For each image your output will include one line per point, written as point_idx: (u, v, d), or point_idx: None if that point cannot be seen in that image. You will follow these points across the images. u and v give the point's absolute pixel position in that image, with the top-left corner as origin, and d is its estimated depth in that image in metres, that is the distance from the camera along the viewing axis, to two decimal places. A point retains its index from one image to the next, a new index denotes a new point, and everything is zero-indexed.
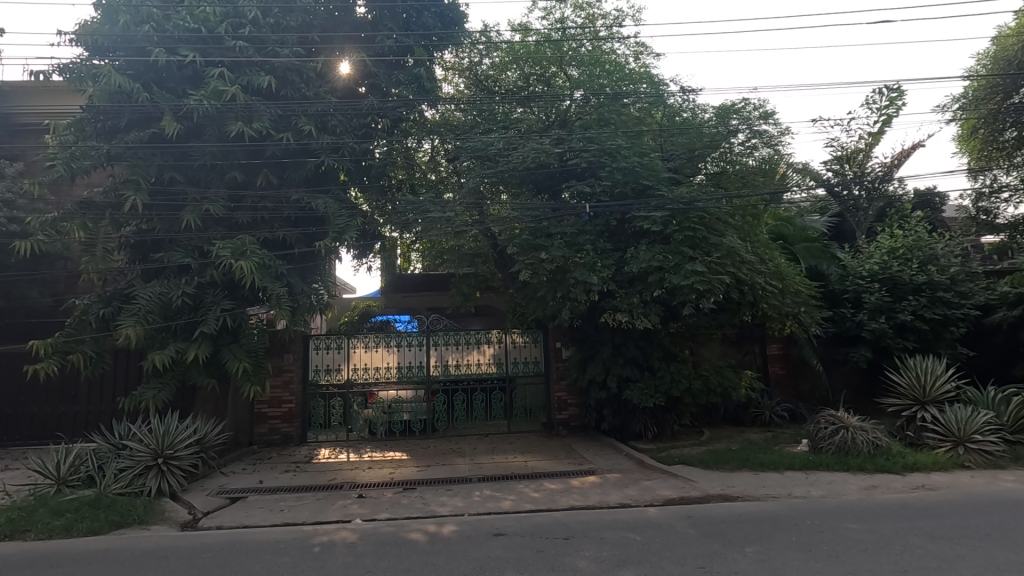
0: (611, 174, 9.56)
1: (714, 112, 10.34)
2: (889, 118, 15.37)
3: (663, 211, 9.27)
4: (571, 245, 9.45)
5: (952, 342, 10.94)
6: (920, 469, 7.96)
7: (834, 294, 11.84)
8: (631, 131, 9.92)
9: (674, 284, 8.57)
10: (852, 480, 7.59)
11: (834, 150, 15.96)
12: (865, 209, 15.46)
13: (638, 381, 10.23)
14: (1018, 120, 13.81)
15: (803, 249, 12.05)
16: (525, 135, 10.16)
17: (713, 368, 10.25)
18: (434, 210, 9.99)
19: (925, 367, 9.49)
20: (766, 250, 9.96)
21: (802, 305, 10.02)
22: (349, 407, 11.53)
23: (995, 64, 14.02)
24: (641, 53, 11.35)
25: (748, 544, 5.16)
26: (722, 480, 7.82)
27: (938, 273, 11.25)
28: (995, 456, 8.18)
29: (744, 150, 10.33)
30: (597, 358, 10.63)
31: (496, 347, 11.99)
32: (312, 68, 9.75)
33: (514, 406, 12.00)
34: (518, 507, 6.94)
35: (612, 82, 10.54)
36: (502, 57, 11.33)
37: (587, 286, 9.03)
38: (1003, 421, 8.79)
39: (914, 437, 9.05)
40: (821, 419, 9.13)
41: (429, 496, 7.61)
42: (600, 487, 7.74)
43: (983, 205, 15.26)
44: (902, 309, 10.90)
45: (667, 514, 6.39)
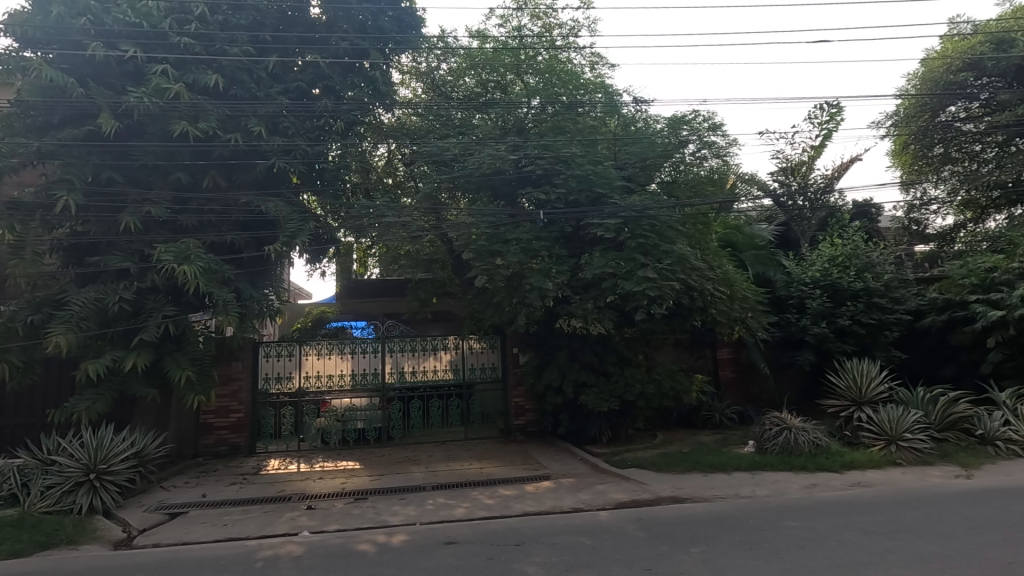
0: (567, 181, 9.71)
1: (666, 122, 10.58)
2: (830, 132, 16.19)
3: (617, 218, 9.41)
4: (527, 252, 9.46)
5: (886, 346, 11.56)
6: (857, 466, 8.34)
7: (780, 300, 12.34)
8: (587, 139, 10.10)
9: (627, 290, 8.75)
10: (795, 480, 7.88)
11: (780, 162, 16.72)
12: (808, 219, 16.25)
13: (593, 385, 10.36)
14: (945, 137, 14.83)
15: (751, 256, 12.50)
16: (481, 141, 10.23)
17: (666, 373, 10.56)
18: (389, 215, 9.96)
19: (861, 369, 10.03)
20: (715, 257, 10.23)
21: (750, 309, 10.37)
22: (302, 416, 11.23)
23: (924, 83, 14.99)
24: (596, 63, 11.52)
25: (694, 545, 5.27)
26: (673, 482, 8.01)
27: (874, 280, 11.88)
28: (924, 453, 8.65)
29: (695, 160, 10.60)
30: (554, 363, 10.70)
31: (453, 354, 11.91)
32: (264, 68, 9.48)
33: (471, 412, 11.93)
34: (471, 514, 6.91)
35: (568, 91, 10.77)
36: (460, 63, 11.30)
37: (542, 293, 9.09)
38: (932, 420, 9.30)
39: (852, 437, 9.48)
40: (766, 420, 9.50)
41: (382, 505, 7.49)
42: (554, 491, 7.81)
43: (915, 216, 16.24)
44: (843, 314, 11.45)
45: (618, 517, 6.50)
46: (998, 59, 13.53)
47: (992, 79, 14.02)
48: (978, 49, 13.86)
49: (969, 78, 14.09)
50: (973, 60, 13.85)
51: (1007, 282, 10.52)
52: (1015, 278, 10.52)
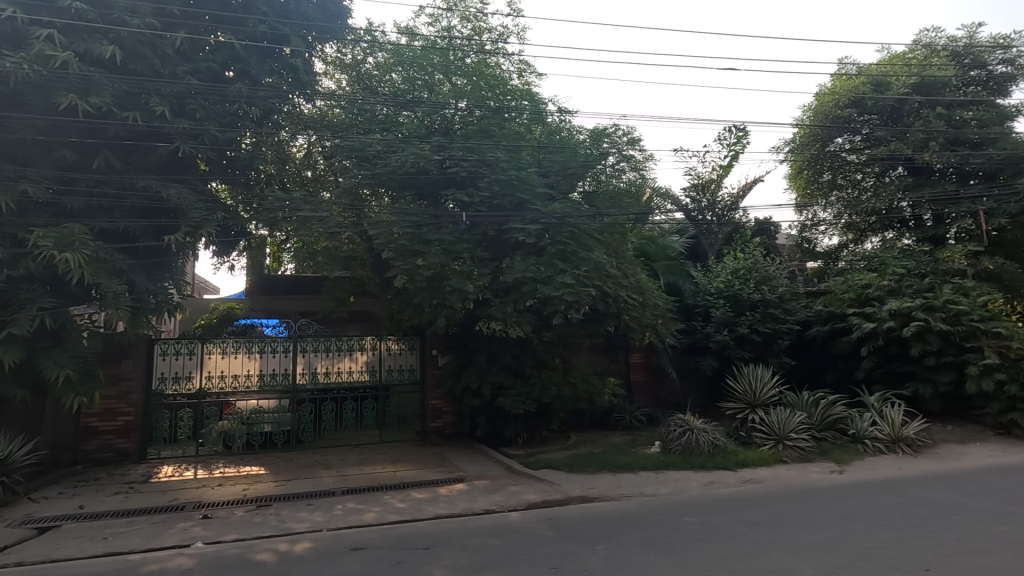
0: (491, 185, 9.78)
1: (588, 134, 10.96)
2: (736, 154, 17.46)
3: (538, 224, 9.60)
4: (449, 253, 9.41)
5: (779, 353, 12.58)
6: (749, 464, 9.02)
7: (688, 308, 13.11)
8: (512, 144, 10.19)
9: (545, 295, 8.93)
10: (694, 478, 8.39)
11: (692, 178, 17.82)
12: (716, 233, 17.38)
13: (511, 388, 10.47)
14: (833, 165, 16.46)
15: (663, 266, 13.17)
16: (406, 139, 10.11)
17: (581, 376, 10.88)
18: (306, 209, 9.55)
19: (756, 374, 10.91)
20: (630, 266, 10.69)
21: (661, 316, 10.91)
22: (202, 419, 10.49)
23: (816, 116, 16.56)
24: (524, 71, 11.69)
25: (599, 542, 5.48)
26: (583, 482, 8.28)
27: (770, 292, 12.90)
28: (806, 451, 9.51)
29: (615, 172, 11.02)
30: (473, 366, 10.73)
31: (370, 355, 11.59)
32: (170, 45, 8.77)
33: (387, 415, 11.68)
34: (382, 519, 6.77)
35: (495, 95, 10.91)
36: (387, 58, 11.04)
37: (463, 295, 9.07)
38: (814, 420, 10.25)
39: (746, 437, 10.24)
40: (671, 422, 10.04)
41: (286, 512, 7.16)
42: (468, 493, 7.81)
43: (806, 235, 17.89)
44: (742, 323, 12.35)
45: (528, 517, 6.62)
46: (878, 99, 15.29)
47: (872, 116, 15.79)
48: (862, 88, 15.55)
49: (853, 114, 15.79)
50: (857, 98, 15.52)
51: (878, 297, 11.83)
52: (885, 295, 11.83)
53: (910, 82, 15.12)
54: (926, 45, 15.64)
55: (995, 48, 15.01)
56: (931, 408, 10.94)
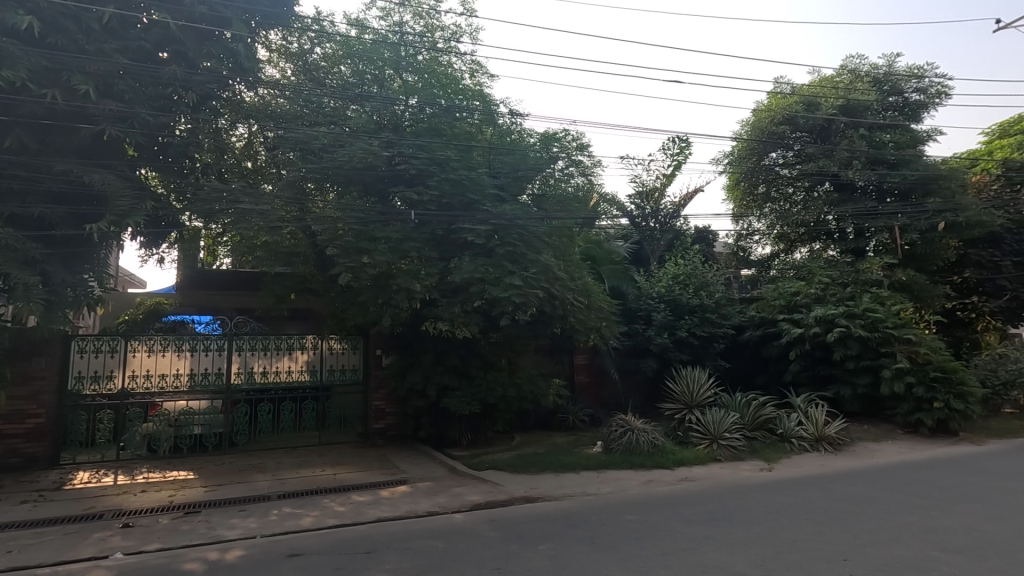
0: (440, 184, 9.70)
1: (538, 138, 11.07)
2: (679, 164, 18.11)
3: (487, 225, 9.61)
4: (396, 251, 9.24)
5: (715, 355, 13.14)
6: (685, 463, 9.36)
7: (630, 311, 13.42)
8: (463, 144, 10.14)
9: (493, 296, 8.93)
10: (634, 477, 8.63)
11: (637, 186, 18.36)
12: (658, 239, 18.10)
13: (457, 389, 10.40)
14: (766, 179, 17.44)
15: (608, 270, 13.48)
16: (354, 134, 9.87)
17: (526, 377, 10.95)
18: (245, 201, 9.13)
19: (693, 376, 11.36)
20: (576, 269, 10.86)
21: (605, 319, 11.13)
22: (124, 421, 9.83)
23: (753, 131, 17.38)
24: (476, 71, 11.63)
25: (542, 542, 5.53)
26: (527, 482, 8.33)
27: (708, 297, 13.46)
28: (738, 449, 9.97)
29: (563, 176, 11.14)
30: (418, 366, 10.60)
31: (311, 354, 11.21)
32: (96, 19, 8.15)
33: (328, 416, 11.34)
34: (320, 523, 6.56)
35: (447, 94, 10.81)
36: (335, 50, 10.78)
37: (409, 294, 8.93)
38: (746, 420, 10.77)
39: (683, 436, 10.63)
40: (613, 422, 10.29)
41: (217, 518, 6.81)
42: (411, 496, 7.70)
43: (741, 244, 18.88)
44: (681, 327, 12.88)
45: (472, 519, 6.59)
46: (809, 118, 16.31)
47: (803, 134, 16.80)
48: (795, 107, 16.50)
49: (787, 131, 16.79)
50: (790, 116, 16.49)
51: (805, 304, 12.60)
52: (811, 302, 12.60)
53: (837, 104, 16.17)
54: (852, 70, 16.78)
55: (910, 78, 16.31)
56: (850, 409, 11.73)
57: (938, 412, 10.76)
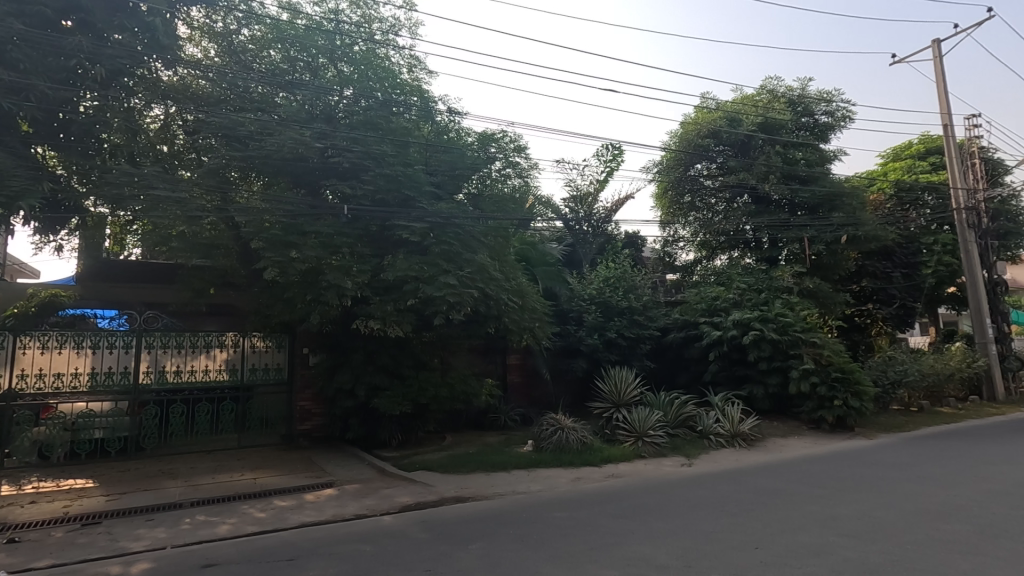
0: (375, 178, 9.45)
1: (476, 137, 11.10)
2: (611, 170, 18.70)
3: (423, 224, 9.48)
4: (327, 247, 8.92)
5: (641, 356, 13.65)
6: (612, 460, 9.67)
7: (562, 312, 13.76)
8: (399, 139, 9.94)
9: (428, 295, 8.82)
10: (564, 474, 8.82)
11: (571, 190, 18.83)
12: (590, 241, 18.14)
13: (387, 389, 10.18)
14: (692, 189, 18.26)
15: (542, 271, 13.68)
16: (283, 123, 9.44)
17: (459, 377, 10.90)
18: (160, 187, 8.48)
19: (621, 376, 11.77)
20: (511, 270, 10.94)
21: (538, 320, 11.27)
22: (10, 425, 8.81)
23: (681, 142, 18.15)
24: (415, 67, 11.34)
25: (473, 541, 5.53)
26: (458, 482, 8.29)
27: (636, 300, 13.96)
28: (661, 446, 10.42)
29: (501, 177, 11.18)
30: (347, 365, 10.29)
31: (231, 352, 10.61)
32: None
33: (248, 418, 10.75)
34: (238, 531, 6.22)
35: (383, 87, 10.46)
36: (264, 32, 10.24)
37: (340, 291, 8.65)
38: (669, 418, 11.28)
39: (610, 434, 10.99)
40: (545, 421, 10.46)
41: (121, 529, 6.30)
42: (337, 499, 7.46)
43: (667, 249, 19.56)
44: (611, 328, 13.28)
45: (401, 520, 6.49)
46: (732, 132, 17.33)
47: (726, 148, 17.79)
48: (719, 122, 17.42)
49: (711, 144, 17.72)
50: (715, 130, 17.44)
51: (725, 308, 13.41)
52: (729, 307, 13.42)
53: (757, 121, 17.29)
54: (770, 91, 17.96)
55: (820, 101, 17.67)
56: (762, 407, 12.56)
57: (837, 409, 11.76)
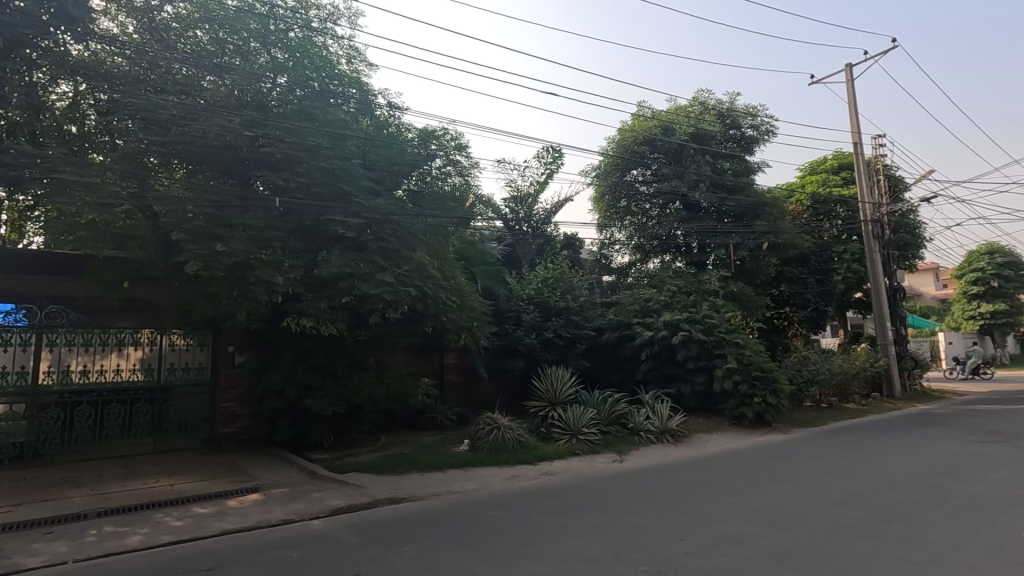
0: (310, 171, 9.17)
1: (417, 133, 10.94)
2: (551, 172, 18.98)
3: (360, 219, 9.24)
4: (256, 240, 8.51)
5: (577, 355, 13.93)
6: (547, 458, 9.81)
7: (501, 312, 13.84)
8: (337, 131, 9.63)
9: (363, 292, 8.60)
10: (499, 473, 8.86)
11: (512, 190, 18.91)
12: (530, 242, 18.51)
13: (319, 389, 9.85)
14: (628, 194, 18.82)
15: (481, 271, 13.67)
16: (209, 108, 8.86)
17: (395, 376, 10.71)
18: (67, 171, 7.81)
19: (557, 376, 11.98)
20: (450, 268, 10.87)
21: (476, 319, 11.25)
22: None
23: (619, 148, 18.69)
24: (353, 58, 11.01)
25: (405, 543, 5.45)
26: (391, 484, 8.15)
27: (573, 301, 14.23)
28: (595, 443, 10.69)
29: (441, 174, 11.06)
30: (276, 365, 9.87)
31: (147, 351, 9.98)
32: None
33: (165, 421, 10.08)
34: (152, 541, 5.82)
35: (320, 77, 10.08)
36: (190, 11, 9.41)
37: (270, 287, 8.27)
38: (602, 416, 11.58)
39: (545, 432, 11.15)
40: (481, 420, 10.47)
41: (14, 545, 5.74)
42: (263, 504, 7.14)
43: (603, 251, 20.10)
44: (548, 328, 13.45)
45: (331, 524, 6.30)
46: (666, 140, 18.01)
47: (660, 155, 18.51)
48: (654, 130, 18.08)
49: (646, 151, 18.35)
50: (649, 138, 18.13)
51: (656, 310, 13.94)
52: (660, 308, 13.95)
53: (689, 131, 18.07)
54: (702, 102, 18.79)
55: (747, 115, 18.63)
56: (689, 404, 13.15)
57: (756, 406, 12.50)
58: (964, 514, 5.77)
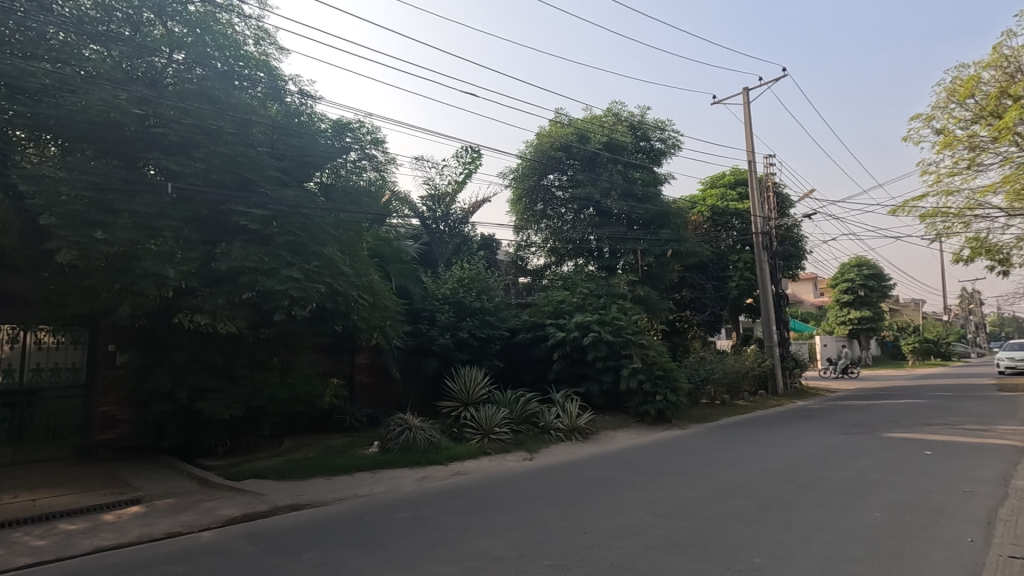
0: (209, 156, 8.52)
1: (330, 125, 10.51)
2: (469, 173, 18.99)
3: (264, 211, 8.73)
4: (144, 229, 7.77)
5: (491, 356, 14.02)
6: (458, 458, 9.79)
7: (415, 311, 13.66)
8: (241, 116, 9.03)
9: (267, 288, 8.13)
10: (409, 474, 8.72)
11: (429, 189, 18.65)
12: (446, 242, 18.51)
13: (215, 391, 9.18)
14: (545, 198, 19.23)
15: (396, 269, 13.38)
16: (92, 80, 8.03)
17: (301, 377, 10.21)
18: None
19: (470, 375, 11.99)
20: (363, 266, 10.53)
21: (389, 317, 10.99)
22: None
23: (535, 152, 19.05)
24: (261, 40, 10.39)
25: (306, 551, 5.21)
26: (294, 489, 7.76)
27: (488, 301, 14.29)
28: (506, 442, 10.81)
29: (356, 168, 10.72)
30: (165, 365, 9.09)
31: (6, 349, 8.87)
32: None
33: (28, 428, 8.95)
34: (5, 565, 5.14)
35: (223, 57, 9.40)
36: None
37: (160, 280, 7.59)
38: (514, 416, 11.74)
39: (458, 432, 11.13)
40: (392, 421, 10.25)
41: None
42: (145, 517, 6.54)
43: (519, 253, 20.36)
44: (463, 328, 13.43)
45: (224, 535, 5.89)
46: (581, 147, 18.59)
47: (575, 162, 19.05)
48: (570, 137, 18.60)
49: (562, 157, 18.85)
50: (565, 144, 18.66)
51: (568, 311, 14.36)
52: (573, 310, 14.38)
53: (602, 140, 18.79)
54: (615, 113, 19.57)
55: (656, 129, 19.61)
56: (597, 402, 13.67)
57: (658, 403, 13.24)
58: (830, 499, 6.46)
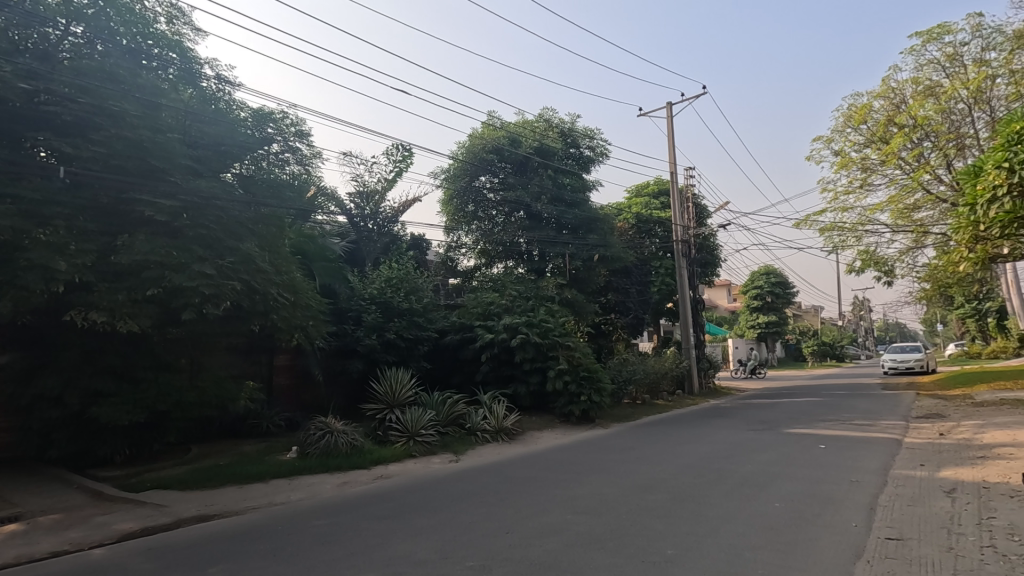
0: (109, 139, 7.77)
1: (251, 113, 10.02)
2: (401, 170, 18.60)
3: (174, 201, 8.13)
4: (30, 216, 7.02)
5: (419, 357, 13.83)
6: (382, 461, 9.56)
7: (340, 311, 13.23)
8: (149, 98, 8.35)
9: (176, 284, 7.59)
10: (329, 479, 8.42)
11: (357, 185, 18.14)
12: (375, 240, 18.07)
13: (112, 395, 8.43)
14: (476, 200, 19.25)
15: (320, 267, 12.88)
16: None
17: (212, 379, 9.59)
18: None
19: (396, 377, 11.76)
20: (285, 263, 10.05)
21: (312, 317, 10.56)
22: None
23: (467, 153, 19.03)
24: (174, 18, 9.67)
25: (213, 565, 4.89)
26: (202, 499, 7.28)
27: (416, 302, 14.08)
28: (432, 445, 10.69)
29: (279, 160, 10.30)
30: (54, 367, 8.25)
31: None
32: None
33: None
34: None
35: (129, 33, 8.61)
36: None
37: (49, 273, 6.88)
38: (440, 417, 11.64)
39: (382, 435, 10.87)
40: (312, 425, 9.86)
41: None
42: (24, 535, 5.90)
43: (449, 254, 20.20)
44: (389, 329, 13.15)
45: (119, 552, 5.42)
46: (512, 151, 18.78)
47: (506, 165, 19.21)
48: (501, 139, 18.75)
49: (494, 159, 18.96)
50: (496, 146, 18.82)
51: (497, 313, 14.42)
52: (502, 312, 14.46)
53: (533, 144, 19.08)
54: (546, 119, 19.91)
55: (586, 136, 20.16)
56: (524, 403, 13.83)
57: (583, 403, 13.59)
58: (737, 491, 6.89)
